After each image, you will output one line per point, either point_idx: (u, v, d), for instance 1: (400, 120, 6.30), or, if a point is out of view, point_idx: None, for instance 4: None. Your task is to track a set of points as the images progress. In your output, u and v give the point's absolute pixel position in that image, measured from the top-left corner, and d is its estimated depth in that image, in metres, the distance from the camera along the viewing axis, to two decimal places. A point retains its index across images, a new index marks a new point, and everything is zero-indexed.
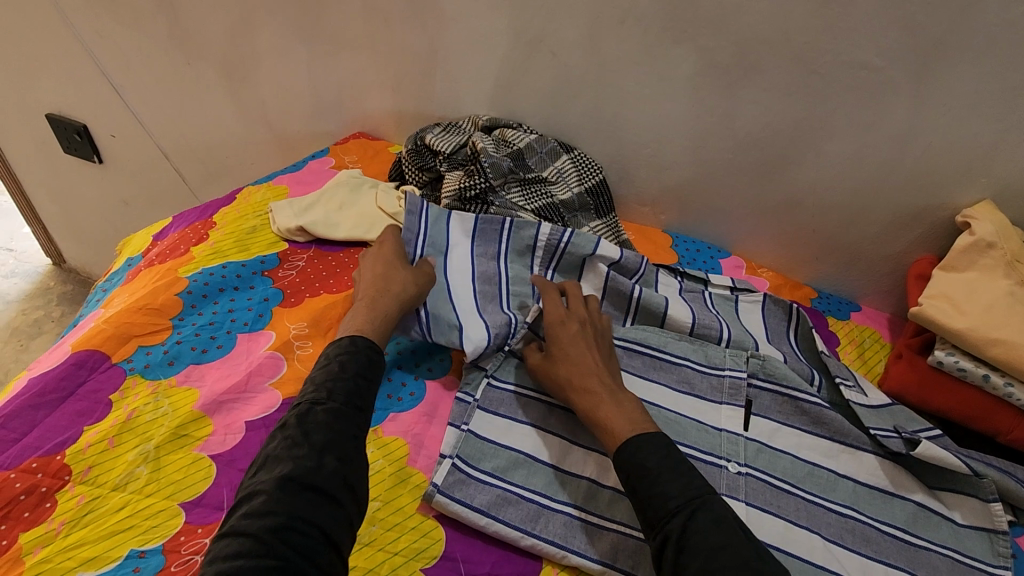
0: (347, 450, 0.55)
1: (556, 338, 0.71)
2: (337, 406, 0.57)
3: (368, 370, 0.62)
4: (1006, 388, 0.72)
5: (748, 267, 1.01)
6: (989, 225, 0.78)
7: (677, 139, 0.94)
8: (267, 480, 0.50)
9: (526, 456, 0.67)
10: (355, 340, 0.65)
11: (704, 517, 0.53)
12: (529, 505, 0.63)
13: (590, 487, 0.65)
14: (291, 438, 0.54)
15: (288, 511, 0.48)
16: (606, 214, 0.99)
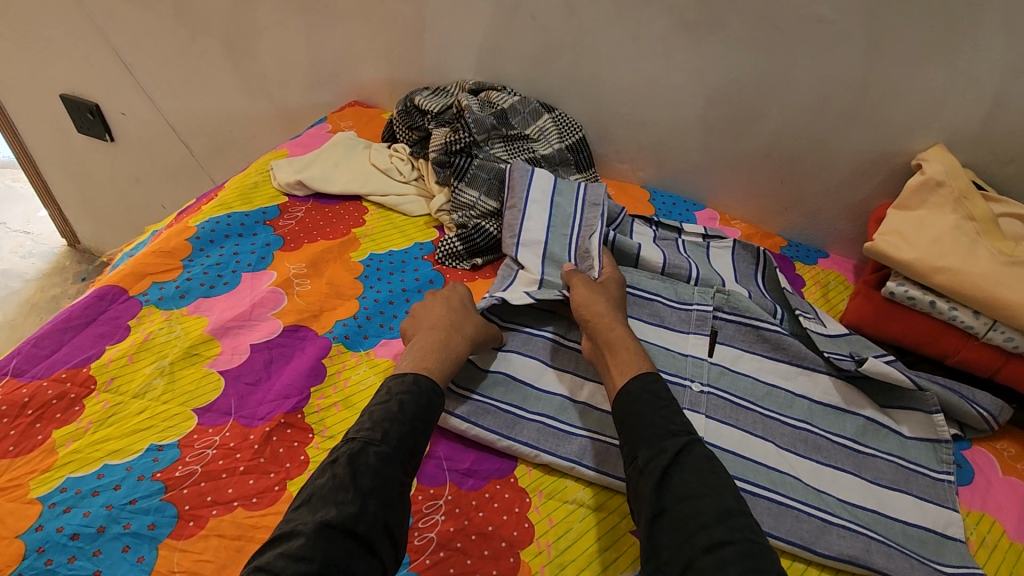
0: (391, 496, 0.55)
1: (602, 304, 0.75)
2: (388, 451, 0.57)
3: (425, 412, 0.62)
4: (950, 311, 0.77)
5: (721, 219, 1.07)
6: (938, 165, 0.83)
7: (652, 97, 1.00)
8: (307, 523, 0.51)
9: (505, 375, 0.73)
10: (419, 378, 0.64)
11: (699, 448, 0.61)
12: (507, 415, 0.69)
13: (562, 402, 0.72)
14: (339, 478, 0.55)
15: (322, 559, 0.49)
16: (586, 169, 1.05)
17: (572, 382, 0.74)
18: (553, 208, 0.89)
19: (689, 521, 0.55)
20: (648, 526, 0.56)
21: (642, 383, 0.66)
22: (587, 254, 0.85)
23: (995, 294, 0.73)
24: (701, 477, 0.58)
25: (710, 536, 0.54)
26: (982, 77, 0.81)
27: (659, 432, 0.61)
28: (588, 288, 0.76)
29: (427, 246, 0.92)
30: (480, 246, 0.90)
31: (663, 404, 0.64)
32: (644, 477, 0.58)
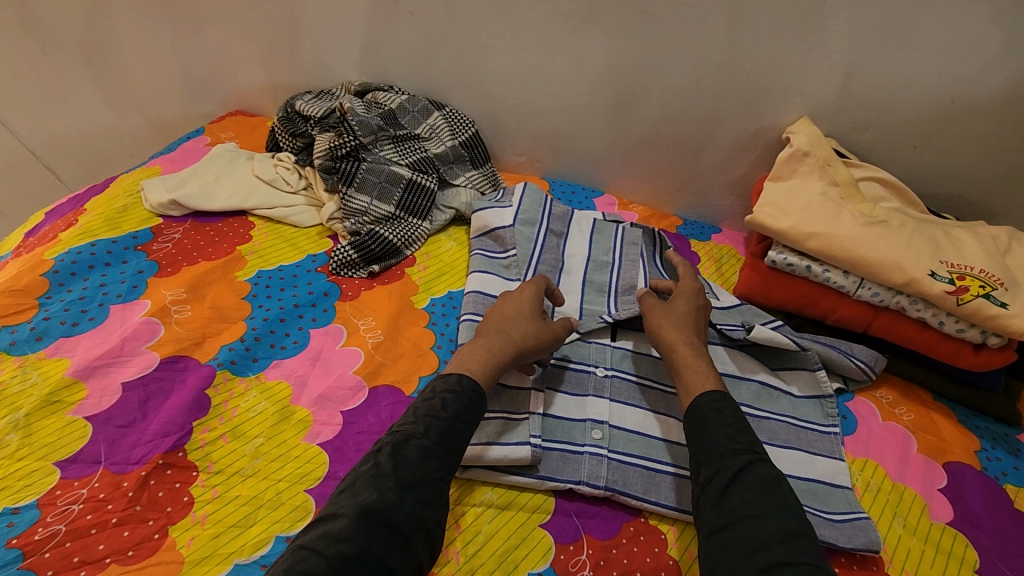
0: (429, 491, 0.55)
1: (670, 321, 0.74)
2: (429, 446, 0.57)
3: (468, 412, 0.61)
4: (824, 274, 0.82)
5: (619, 204, 1.10)
6: (803, 136, 0.89)
7: (540, 88, 1.01)
8: (349, 506, 0.51)
9: None
10: (462, 378, 0.63)
11: (766, 468, 0.57)
12: None
13: None
14: (381, 467, 0.55)
15: (362, 545, 0.49)
16: (482, 164, 1.05)
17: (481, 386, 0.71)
18: (593, 248, 0.92)
19: (748, 540, 0.52)
20: (706, 543, 0.54)
21: (708, 400, 0.64)
22: (630, 291, 0.85)
23: (861, 254, 0.78)
24: (763, 496, 0.55)
25: (770, 556, 0.50)
26: (833, 51, 0.86)
27: (724, 449, 0.59)
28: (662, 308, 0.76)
29: (320, 257, 0.88)
30: (375, 252, 0.87)
31: (728, 421, 0.62)
32: (703, 498, 0.57)
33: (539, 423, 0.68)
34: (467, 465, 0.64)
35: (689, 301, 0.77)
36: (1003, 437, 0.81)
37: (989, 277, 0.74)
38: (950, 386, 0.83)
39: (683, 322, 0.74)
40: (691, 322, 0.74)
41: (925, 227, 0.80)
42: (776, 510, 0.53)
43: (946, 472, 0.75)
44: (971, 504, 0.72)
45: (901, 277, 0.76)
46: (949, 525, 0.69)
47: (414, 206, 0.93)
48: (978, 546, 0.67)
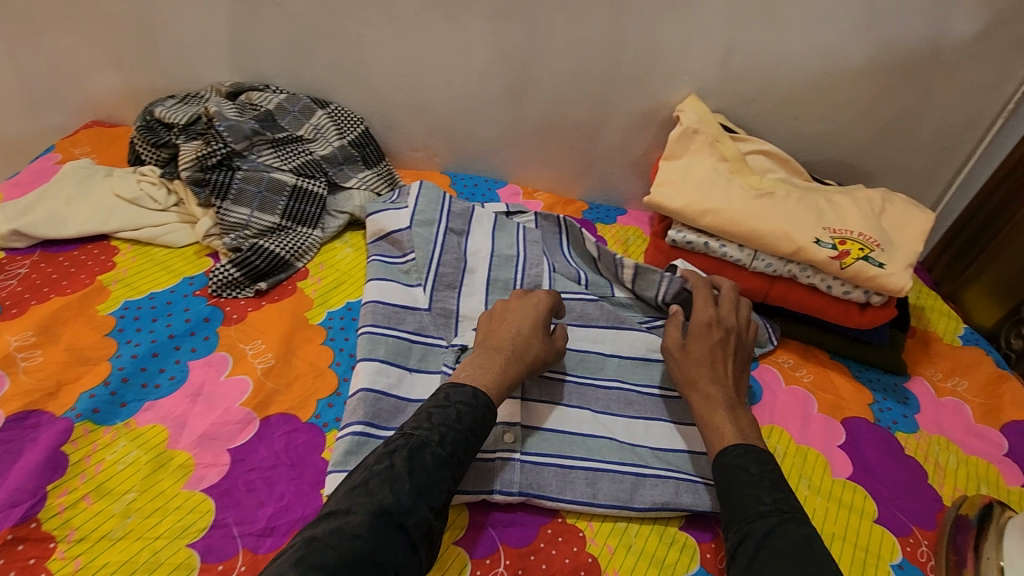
0: (440, 501, 0.54)
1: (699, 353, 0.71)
2: (444, 456, 0.56)
3: (482, 426, 0.60)
4: (721, 249, 0.84)
5: (524, 193, 1.08)
6: (692, 114, 0.90)
7: (429, 79, 0.97)
8: (363, 505, 0.51)
9: (372, 392, 0.67)
10: (478, 391, 0.62)
11: (795, 528, 0.54)
12: (344, 439, 0.62)
13: (377, 404, 0.66)
14: (395, 470, 0.54)
15: (376, 545, 0.49)
16: (377, 163, 0.99)
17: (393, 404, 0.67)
18: (496, 245, 0.89)
19: None
20: None
21: (732, 455, 0.62)
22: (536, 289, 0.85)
23: (752, 227, 0.80)
24: (794, 559, 0.51)
25: None
26: (711, 28, 0.87)
27: (749, 511, 0.56)
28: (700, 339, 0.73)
29: (198, 279, 0.80)
30: (261, 268, 0.80)
31: (754, 479, 0.59)
32: (735, 563, 0.53)
33: None
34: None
35: (708, 342, 0.72)
36: (892, 387, 0.86)
37: (867, 239, 0.78)
38: (844, 344, 0.87)
39: (701, 368, 0.70)
40: (710, 365, 0.70)
41: (807, 196, 0.83)
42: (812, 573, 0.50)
43: (844, 428, 0.79)
44: (866, 454, 0.76)
45: (789, 247, 0.78)
46: (849, 479, 0.73)
47: (301, 214, 0.86)
48: (874, 496, 0.71)
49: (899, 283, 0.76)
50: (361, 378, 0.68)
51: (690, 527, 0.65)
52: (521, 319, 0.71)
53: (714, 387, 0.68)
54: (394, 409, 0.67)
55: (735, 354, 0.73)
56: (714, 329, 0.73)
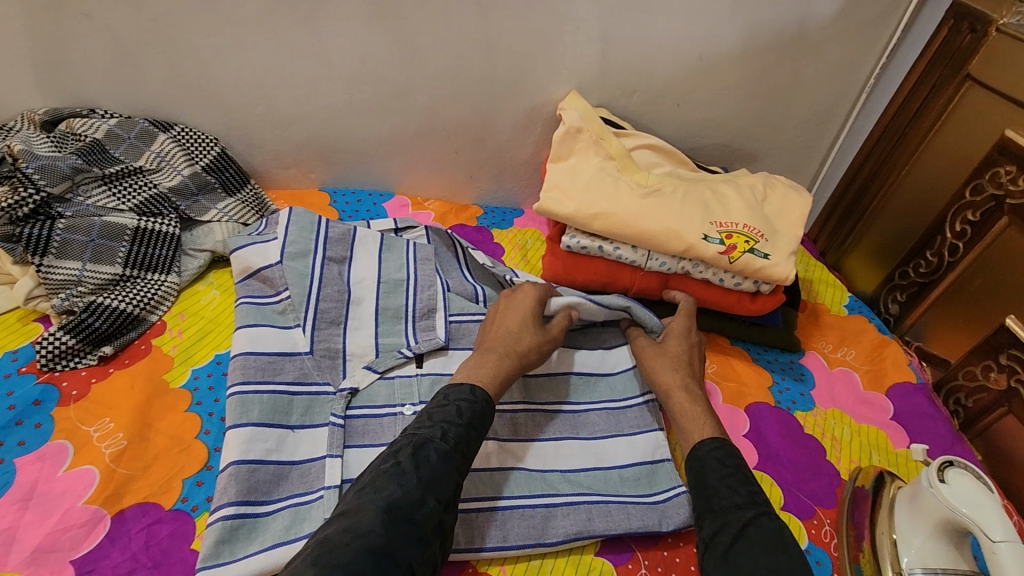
0: (449, 494, 0.54)
1: (673, 346, 0.75)
2: (447, 449, 0.56)
3: (481, 421, 0.61)
4: (615, 251, 0.82)
5: (414, 204, 1.01)
6: (574, 112, 0.86)
7: (289, 89, 0.87)
8: (373, 502, 0.51)
9: (245, 463, 0.59)
10: (474, 389, 0.63)
11: (769, 520, 0.55)
12: (216, 522, 0.55)
13: (253, 476, 0.58)
14: (400, 466, 0.54)
15: (389, 538, 0.48)
16: (240, 188, 0.89)
17: (275, 470, 0.60)
18: (382, 269, 0.82)
19: None
20: None
21: (708, 448, 0.63)
22: (430, 313, 0.80)
23: (642, 227, 0.78)
24: (768, 551, 0.51)
25: None
26: (584, 21, 0.83)
27: (723, 503, 0.57)
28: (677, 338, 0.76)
29: (24, 352, 0.68)
30: (105, 330, 0.70)
31: (729, 472, 0.59)
32: (710, 554, 0.54)
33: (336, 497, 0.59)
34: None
35: (679, 341, 0.76)
36: (789, 365, 0.88)
37: (751, 232, 0.78)
38: (742, 330, 0.89)
39: (682, 362, 0.73)
40: (688, 361, 0.73)
41: (693, 189, 0.82)
42: (783, 566, 0.50)
43: (748, 415, 0.80)
44: (771, 441, 0.77)
45: (680, 245, 0.77)
46: (757, 470, 0.74)
47: (150, 259, 0.76)
48: (780, 483, 0.73)
49: (783, 273, 0.77)
50: (231, 450, 0.60)
51: (606, 551, 0.63)
52: (517, 320, 0.72)
53: (691, 379, 0.72)
54: (273, 478, 0.60)
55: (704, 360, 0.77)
56: (691, 335, 0.77)
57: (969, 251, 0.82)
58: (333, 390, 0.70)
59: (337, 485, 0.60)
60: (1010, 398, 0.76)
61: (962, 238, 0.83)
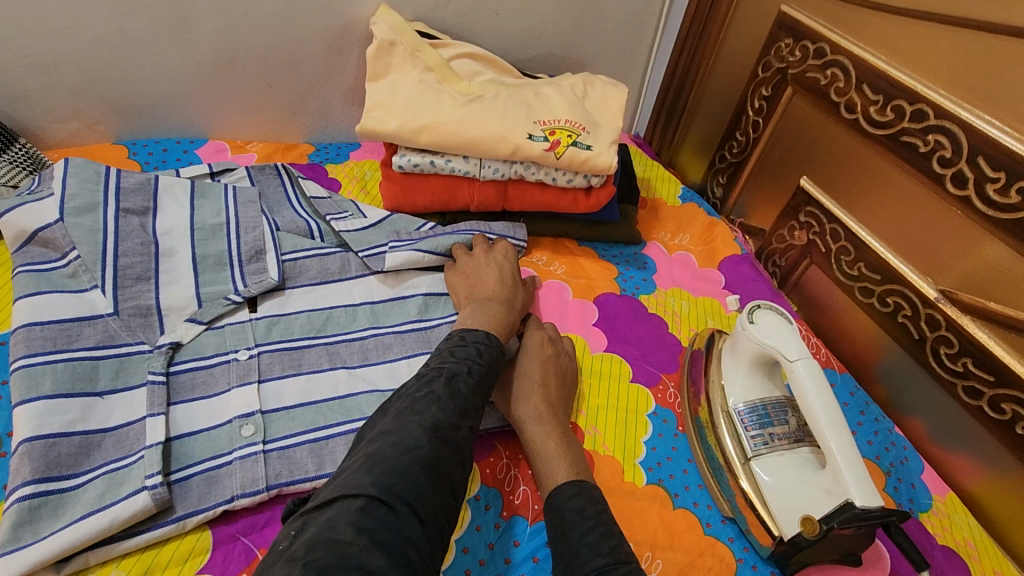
0: (478, 424, 0.55)
1: (528, 366, 0.66)
2: (474, 384, 0.57)
3: (496, 362, 0.62)
4: (449, 165, 0.80)
5: (233, 147, 0.93)
6: (383, 25, 0.82)
7: (39, 21, 0.74)
8: (419, 422, 0.50)
9: (44, 439, 0.52)
10: (490, 335, 0.64)
11: None
12: (13, 505, 0.48)
13: (56, 451, 0.52)
14: (435, 393, 0.53)
15: (436, 453, 0.49)
16: (6, 147, 0.76)
17: (86, 442, 0.54)
18: (196, 216, 0.74)
19: None
20: None
21: (566, 496, 0.54)
22: (259, 256, 0.73)
23: (467, 135, 0.77)
24: None
25: None
26: None
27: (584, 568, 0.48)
28: (536, 361, 0.67)
29: None
30: None
31: (589, 525, 0.51)
32: None
33: (159, 455, 0.53)
34: (64, 555, 0.48)
35: (536, 360, 0.67)
36: (633, 256, 0.93)
37: (573, 125, 0.80)
38: (587, 230, 0.92)
39: (533, 386, 0.64)
40: (541, 383, 0.65)
41: (516, 93, 0.82)
42: None
43: (597, 305, 0.84)
44: (620, 326, 0.82)
45: (507, 148, 0.77)
46: (607, 352, 0.78)
47: None
48: (627, 359, 0.78)
49: (606, 161, 0.79)
50: (20, 428, 0.52)
51: None
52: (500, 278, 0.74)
53: (545, 406, 0.63)
54: (81, 450, 0.53)
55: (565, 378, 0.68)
56: (547, 348, 0.69)
57: (766, 126, 0.90)
58: (150, 348, 0.63)
59: (161, 442, 0.55)
60: (810, 250, 0.86)
61: (760, 114, 0.91)
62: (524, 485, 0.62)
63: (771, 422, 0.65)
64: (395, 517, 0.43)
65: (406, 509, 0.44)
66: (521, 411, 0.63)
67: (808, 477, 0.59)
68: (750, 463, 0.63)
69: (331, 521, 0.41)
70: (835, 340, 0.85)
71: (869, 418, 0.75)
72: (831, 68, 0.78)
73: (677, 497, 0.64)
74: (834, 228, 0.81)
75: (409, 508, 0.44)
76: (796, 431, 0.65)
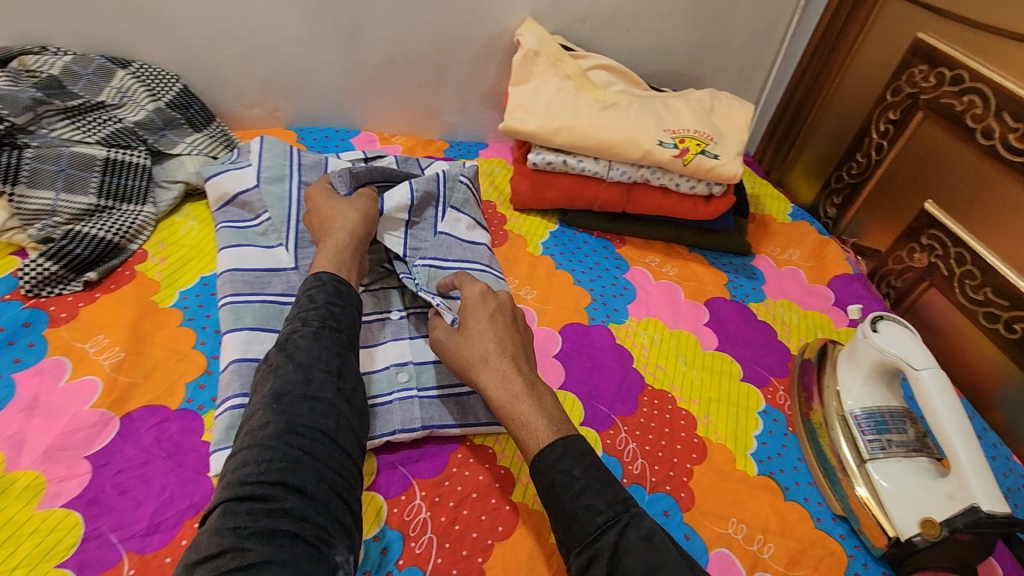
0: (335, 363, 0.55)
1: (474, 324, 0.63)
2: (313, 332, 0.56)
3: (340, 296, 0.61)
4: (579, 164, 0.87)
5: (381, 139, 1.03)
6: (531, 36, 0.90)
7: (244, 22, 0.87)
8: (259, 403, 0.52)
9: (246, 362, 0.62)
10: (320, 275, 0.62)
11: (634, 533, 0.48)
12: (226, 414, 0.58)
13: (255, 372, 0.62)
14: (274, 364, 0.54)
15: (287, 422, 0.50)
16: (206, 125, 0.89)
17: None
18: None
19: None
20: None
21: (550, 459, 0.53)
22: None
23: (600, 138, 0.84)
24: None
25: None
26: None
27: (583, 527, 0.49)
28: (478, 319, 0.63)
29: (4, 281, 0.67)
30: (87, 257, 0.70)
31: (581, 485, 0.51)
32: None
33: None
34: None
35: (482, 318, 0.63)
36: (742, 266, 0.96)
37: (702, 135, 0.85)
38: (699, 236, 0.96)
39: (487, 342, 0.61)
40: (495, 339, 0.61)
41: (647, 103, 0.88)
42: None
43: (707, 307, 0.88)
44: (729, 326, 0.85)
45: (638, 152, 0.84)
46: (718, 351, 0.81)
47: (123, 190, 0.75)
48: (738, 359, 0.81)
49: (731, 171, 0.84)
50: (230, 350, 0.62)
51: (590, 422, 0.69)
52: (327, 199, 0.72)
53: (506, 362, 0.60)
54: None
55: (517, 324, 0.65)
56: (489, 301, 0.65)
57: (891, 150, 0.92)
58: None
59: None
60: (931, 273, 0.86)
61: (886, 137, 0.93)
62: (642, 458, 0.67)
63: (889, 429, 0.67)
64: (263, 502, 0.45)
65: (273, 489, 0.46)
66: (482, 377, 0.59)
67: (928, 484, 0.61)
68: (866, 464, 0.65)
69: (198, 540, 0.44)
70: (951, 365, 0.84)
71: (988, 443, 0.74)
72: (968, 95, 0.79)
73: (788, 491, 0.67)
74: (958, 252, 0.81)
75: (274, 486, 0.46)
76: (914, 441, 0.66)
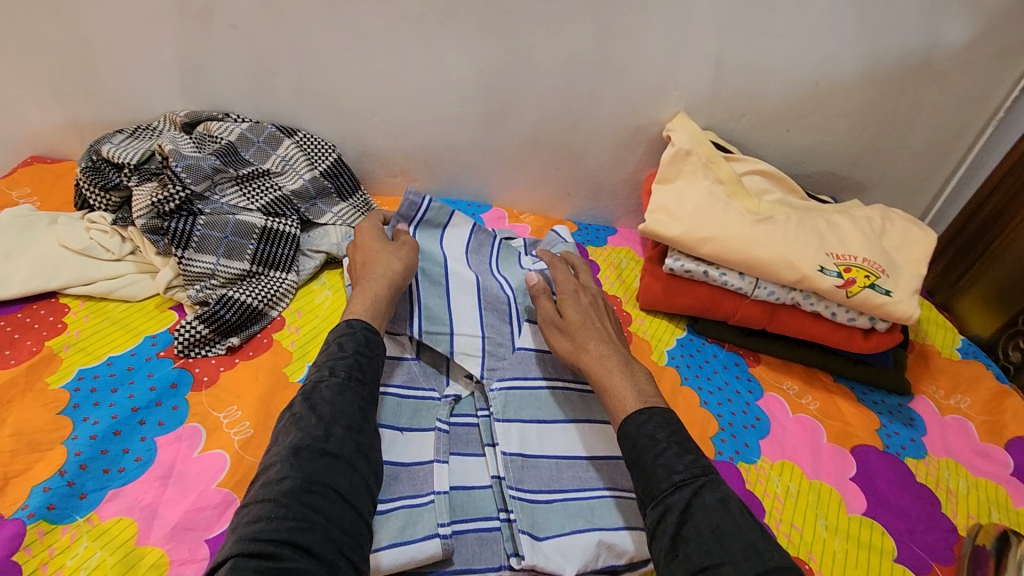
0: (356, 418, 0.55)
1: (574, 311, 0.68)
2: (339, 383, 0.56)
3: (369, 347, 0.61)
4: (721, 277, 0.81)
5: (510, 217, 1.02)
6: (683, 134, 0.86)
7: (402, 100, 0.91)
8: (278, 452, 0.52)
9: None
10: (351, 321, 0.63)
11: (711, 493, 0.50)
12: None
13: None
14: (297, 414, 0.54)
15: (304, 475, 0.50)
16: (352, 194, 0.92)
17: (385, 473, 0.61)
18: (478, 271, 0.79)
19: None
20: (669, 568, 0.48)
21: (637, 424, 0.56)
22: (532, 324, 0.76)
23: (749, 253, 0.77)
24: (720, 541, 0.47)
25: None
26: (703, 44, 0.83)
27: (662, 481, 0.51)
28: (578, 308, 0.68)
29: (161, 338, 0.72)
30: (232, 322, 0.73)
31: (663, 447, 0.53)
32: (653, 544, 0.50)
33: (446, 505, 0.60)
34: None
35: (581, 309, 0.69)
36: (898, 408, 0.84)
37: (872, 265, 0.77)
38: (850, 368, 0.85)
39: (588, 331, 0.66)
40: (595, 328, 0.67)
41: (807, 219, 0.81)
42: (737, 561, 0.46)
43: (855, 457, 0.76)
44: (880, 485, 0.74)
45: (793, 275, 0.76)
46: (866, 516, 0.70)
47: (273, 257, 0.79)
48: (892, 532, 0.69)
49: (906, 309, 0.76)
50: None
51: None
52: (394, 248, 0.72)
53: (605, 348, 0.64)
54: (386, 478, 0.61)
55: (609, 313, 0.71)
56: (584, 295, 0.71)
57: None
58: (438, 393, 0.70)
59: (446, 491, 0.61)
60: None
61: None
62: None
63: None
64: (272, 560, 0.45)
65: (285, 548, 0.46)
66: (585, 358, 0.64)
67: None
68: None
69: None
70: None
71: None
72: None
73: None
74: None
75: (286, 544, 0.46)
76: None
